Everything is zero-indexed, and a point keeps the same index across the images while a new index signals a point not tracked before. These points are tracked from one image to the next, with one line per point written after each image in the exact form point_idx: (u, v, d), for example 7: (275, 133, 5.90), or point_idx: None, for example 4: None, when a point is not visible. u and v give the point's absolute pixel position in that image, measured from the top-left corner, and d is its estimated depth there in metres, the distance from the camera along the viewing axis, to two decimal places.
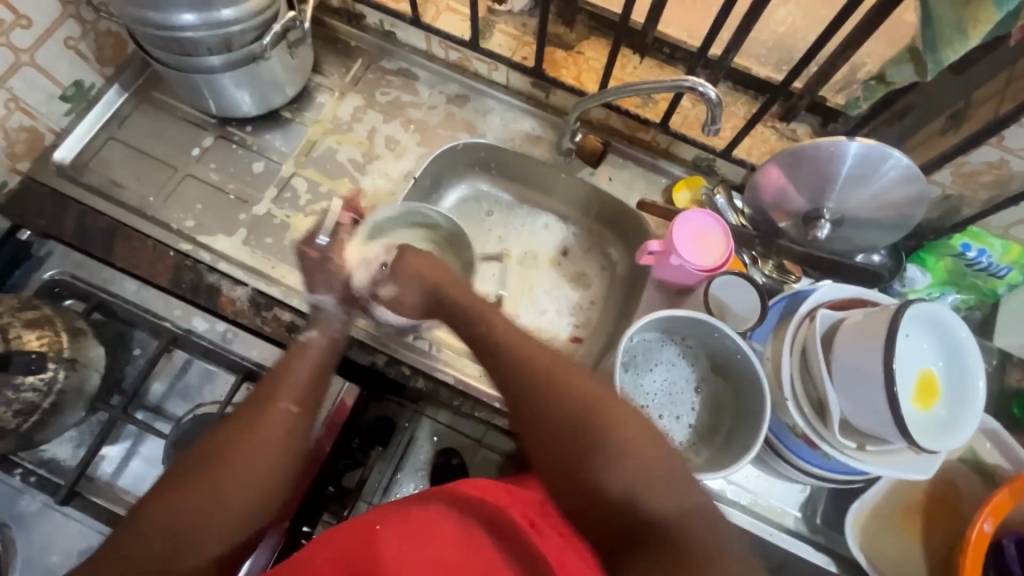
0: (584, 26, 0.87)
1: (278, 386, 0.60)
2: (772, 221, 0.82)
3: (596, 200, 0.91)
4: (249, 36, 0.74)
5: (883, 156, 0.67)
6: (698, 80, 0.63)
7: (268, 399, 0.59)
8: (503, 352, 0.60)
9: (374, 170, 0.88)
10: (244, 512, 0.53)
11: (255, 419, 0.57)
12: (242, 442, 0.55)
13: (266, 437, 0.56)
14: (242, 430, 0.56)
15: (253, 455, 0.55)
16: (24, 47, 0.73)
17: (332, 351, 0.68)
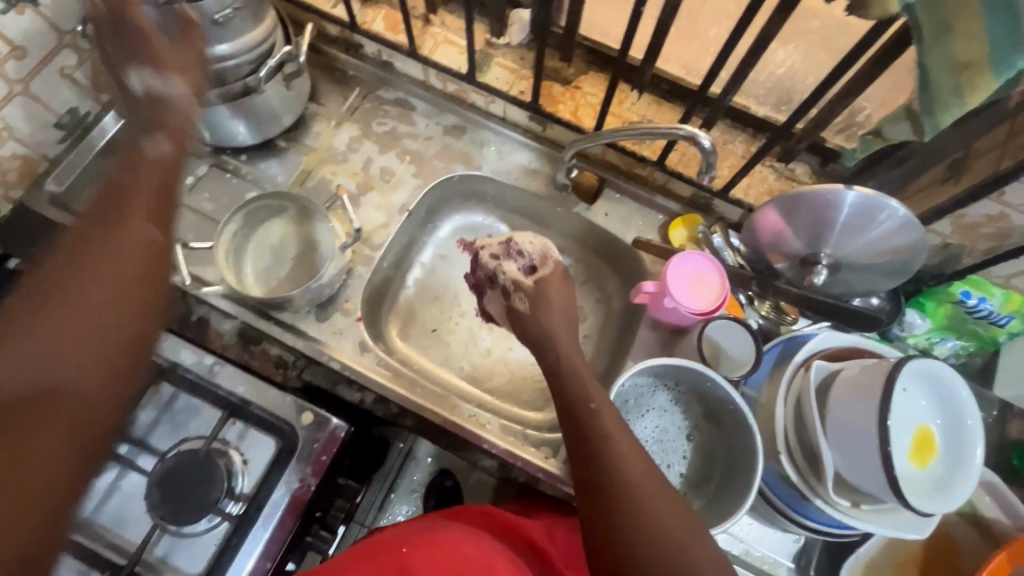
0: (583, 60, 0.86)
1: (119, 203, 0.40)
2: (768, 262, 0.80)
3: (593, 234, 0.90)
4: (245, 70, 0.74)
5: (880, 205, 0.65)
6: (694, 129, 0.62)
7: (107, 225, 0.39)
8: (607, 447, 0.56)
9: (368, 203, 0.87)
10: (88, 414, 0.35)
11: (89, 257, 0.37)
12: (61, 299, 0.36)
13: (110, 289, 0.37)
14: (66, 273, 0.36)
15: (83, 312, 0.36)
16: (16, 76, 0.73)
17: (163, 159, 0.44)
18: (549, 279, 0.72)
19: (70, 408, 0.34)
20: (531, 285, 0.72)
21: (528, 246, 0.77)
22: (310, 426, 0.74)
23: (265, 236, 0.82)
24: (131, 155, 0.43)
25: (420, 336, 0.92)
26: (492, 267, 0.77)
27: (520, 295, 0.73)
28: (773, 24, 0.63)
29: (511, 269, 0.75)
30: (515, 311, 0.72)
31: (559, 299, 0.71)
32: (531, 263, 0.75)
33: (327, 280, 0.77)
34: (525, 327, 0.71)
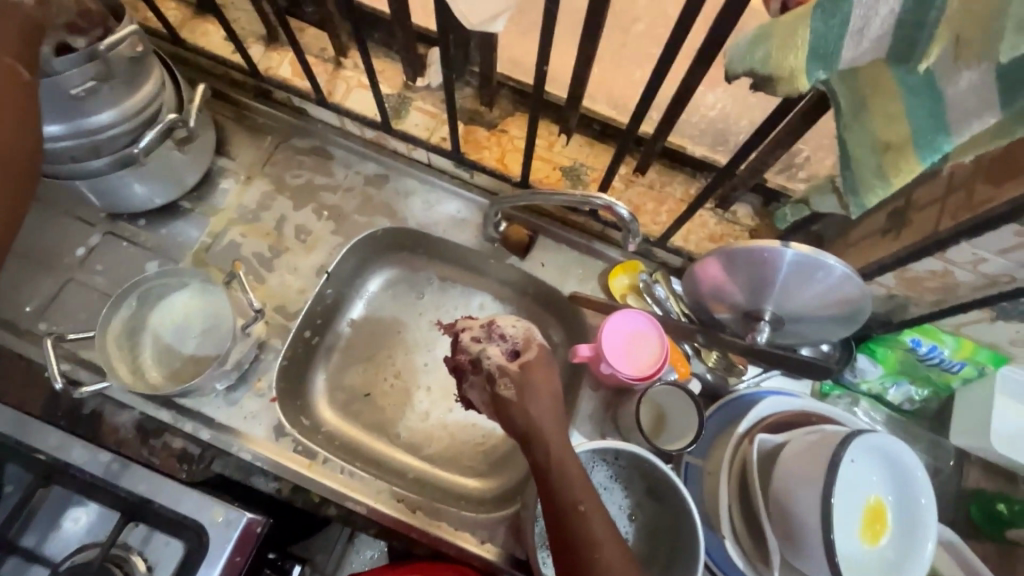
0: (509, 101, 0.80)
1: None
2: (711, 312, 0.75)
3: (531, 285, 0.85)
4: (124, 139, 0.66)
5: (819, 262, 0.60)
6: (611, 200, 0.59)
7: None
8: (592, 558, 0.53)
9: (282, 266, 0.80)
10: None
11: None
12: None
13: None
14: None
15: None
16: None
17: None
18: (534, 365, 0.68)
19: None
20: (517, 370, 0.67)
21: (511, 329, 0.73)
22: (222, 523, 0.67)
23: (166, 312, 0.75)
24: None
25: (351, 402, 0.85)
26: (472, 351, 0.72)
27: (504, 380, 0.67)
28: (694, 75, 0.58)
29: (493, 353, 0.71)
30: (500, 400, 0.66)
31: (548, 384, 0.66)
32: (513, 347, 0.71)
33: (235, 360, 0.71)
34: (512, 419, 0.64)
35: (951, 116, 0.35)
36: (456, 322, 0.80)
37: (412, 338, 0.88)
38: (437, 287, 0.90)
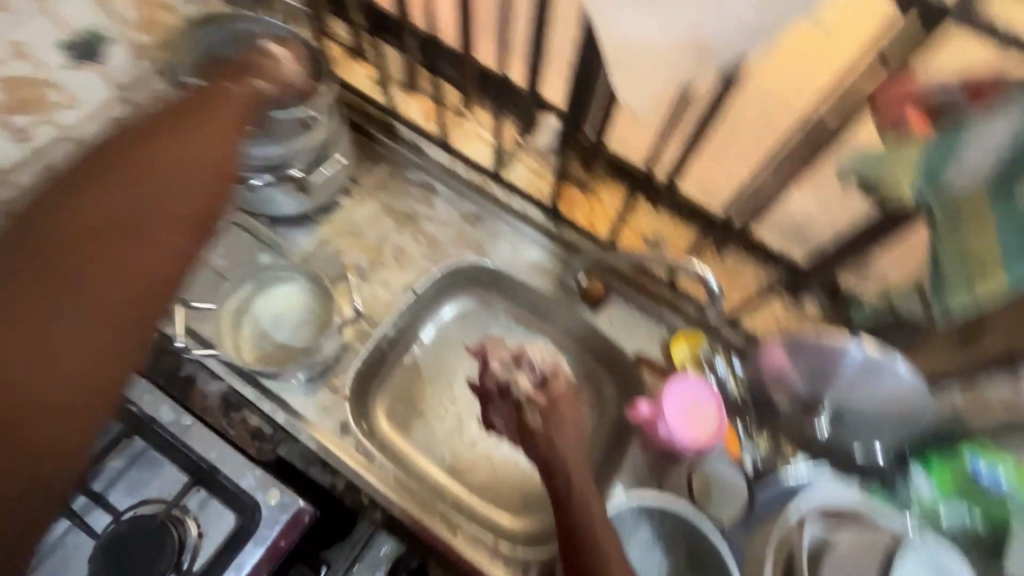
0: (605, 169, 0.83)
1: (197, 115, 0.54)
2: (768, 396, 0.77)
3: (595, 339, 0.90)
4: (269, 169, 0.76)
5: (885, 363, 0.63)
6: (702, 268, 0.66)
7: (212, 105, 0.55)
8: None
9: (376, 279, 0.88)
10: (164, 262, 0.49)
11: (170, 152, 0.51)
12: (98, 193, 0.48)
13: (183, 179, 0.51)
14: (133, 164, 0.50)
15: (141, 196, 0.49)
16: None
17: (258, 101, 0.59)
18: (562, 396, 0.72)
19: (134, 269, 0.48)
20: (545, 401, 0.71)
21: (536, 359, 0.88)
22: (275, 506, 0.71)
23: (268, 300, 0.82)
24: (238, 80, 0.58)
25: (405, 417, 0.89)
26: (501, 377, 0.81)
27: (532, 410, 0.71)
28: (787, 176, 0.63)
29: (523, 383, 0.78)
30: (527, 427, 0.70)
31: (572, 417, 0.70)
32: (542, 377, 0.77)
33: (324, 355, 0.79)
34: (538, 447, 0.68)
35: None
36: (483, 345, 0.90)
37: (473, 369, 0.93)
38: (504, 325, 0.95)
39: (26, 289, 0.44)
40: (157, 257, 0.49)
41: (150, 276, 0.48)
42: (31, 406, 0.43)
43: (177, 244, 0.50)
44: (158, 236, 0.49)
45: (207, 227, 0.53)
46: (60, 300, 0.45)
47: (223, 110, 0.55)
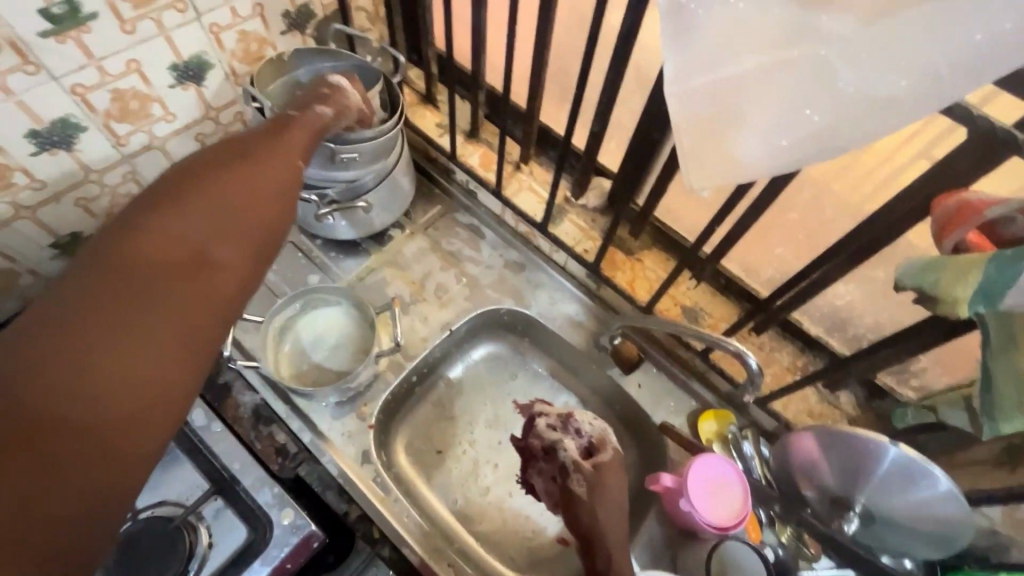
0: (650, 237, 0.90)
1: (279, 141, 0.64)
2: (796, 486, 0.76)
3: (621, 400, 0.90)
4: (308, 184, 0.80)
5: (926, 471, 0.62)
6: (743, 348, 0.66)
7: (282, 134, 0.65)
8: None
9: (415, 312, 0.91)
10: (241, 267, 0.56)
11: (234, 181, 0.59)
12: (172, 221, 0.54)
13: (264, 207, 0.60)
14: (187, 191, 0.57)
15: (216, 221, 0.56)
16: (17, 89, 0.66)
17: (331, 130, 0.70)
18: (608, 465, 0.74)
19: (215, 292, 0.53)
20: (590, 469, 0.74)
21: (588, 425, 0.79)
22: (287, 526, 0.71)
23: (312, 322, 0.85)
24: (303, 110, 0.69)
25: (423, 453, 0.90)
26: (547, 440, 0.79)
27: (576, 477, 0.75)
28: (835, 269, 0.64)
29: (569, 447, 0.77)
30: (572, 494, 0.74)
31: (617, 488, 0.73)
32: (589, 443, 0.77)
33: (358, 381, 0.80)
34: (578, 516, 0.72)
35: None
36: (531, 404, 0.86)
37: (496, 414, 0.93)
38: (531, 373, 0.96)
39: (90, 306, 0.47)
40: (238, 257, 0.56)
41: (234, 272, 0.55)
42: (124, 404, 0.45)
43: (246, 263, 0.57)
44: (230, 249, 0.56)
45: (275, 249, 0.61)
46: (126, 308, 0.48)
47: (298, 137, 0.65)
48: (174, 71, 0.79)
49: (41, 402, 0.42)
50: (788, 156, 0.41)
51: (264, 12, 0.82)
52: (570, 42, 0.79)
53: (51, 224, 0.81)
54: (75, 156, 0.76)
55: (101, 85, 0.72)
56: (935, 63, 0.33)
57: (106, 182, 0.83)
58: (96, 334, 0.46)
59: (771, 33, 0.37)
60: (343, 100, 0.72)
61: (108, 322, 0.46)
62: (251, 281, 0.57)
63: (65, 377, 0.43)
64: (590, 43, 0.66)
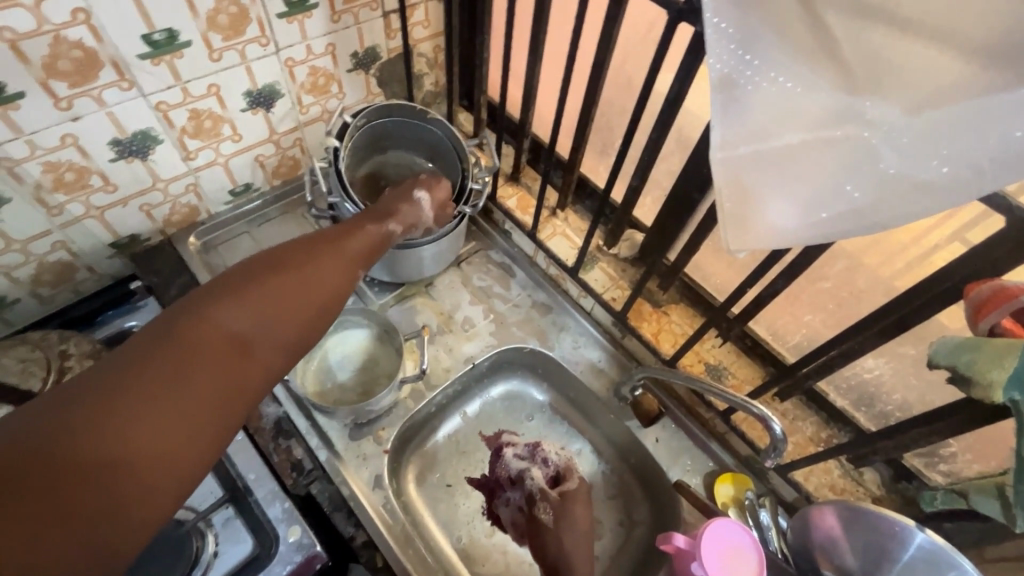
0: (678, 291, 0.91)
1: (356, 243, 0.66)
2: (816, 565, 0.73)
3: (637, 453, 0.88)
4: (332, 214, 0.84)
5: (954, 564, 0.59)
6: (768, 412, 0.66)
7: (361, 233, 0.68)
8: None
9: (441, 343, 0.93)
10: (277, 362, 0.53)
11: (305, 276, 0.58)
12: (233, 304, 0.51)
13: (323, 304, 0.58)
14: (265, 283, 0.55)
15: (271, 308, 0.54)
16: (110, 102, 0.72)
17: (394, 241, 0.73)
18: (574, 494, 0.84)
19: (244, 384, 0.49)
20: (556, 497, 0.84)
21: (553, 456, 0.90)
22: (292, 544, 0.71)
23: (342, 343, 0.88)
24: (375, 222, 0.71)
25: (433, 487, 0.89)
26: (514, 469, 0.88)
27: (544, 504, 0.83)
28: (865, 342, 0.64)
29: (537, 475, 0.87)
30: (538, 520, 0.83)
31: (582, 516, 0.81)
32: (555, 472, 0.88)
33: (379, 407, 0.81)
34: (547, 541, 0.80)
35: None
36: (496, 433, 0.94)
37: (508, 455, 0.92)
38: (547, 416, 0.96)
39: (132, 381, 0.43)
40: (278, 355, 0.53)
41: (266, 368, 0.52)
42: (151, 485, 0.41)
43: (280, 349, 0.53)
44: (276, 340, 0.53)
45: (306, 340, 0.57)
46: (166, 388, 0.44)
47: (369, 238, 0.69)
48: (248, 97, 0.85)
49: (99, 462, 0.39)
50: (828, 229, 0.43)
51: (335, 50, 0.89)
52: (616, 101, 0.84)
53: (114, 225, 0.86)
54: (147, 165, 0.82)
55: (182, 105, 0.79)
56: (973, 153, 0.35)
57: (169, 191, 0.88)
58: (141, 412, 0.42)
59: (814, 113, 0.40)
60: (416, 217, 0.77)
61: (160, 397, 0.43)
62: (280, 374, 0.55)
63: (95, 440, 0.39)
64: (638, 107, 0.70)
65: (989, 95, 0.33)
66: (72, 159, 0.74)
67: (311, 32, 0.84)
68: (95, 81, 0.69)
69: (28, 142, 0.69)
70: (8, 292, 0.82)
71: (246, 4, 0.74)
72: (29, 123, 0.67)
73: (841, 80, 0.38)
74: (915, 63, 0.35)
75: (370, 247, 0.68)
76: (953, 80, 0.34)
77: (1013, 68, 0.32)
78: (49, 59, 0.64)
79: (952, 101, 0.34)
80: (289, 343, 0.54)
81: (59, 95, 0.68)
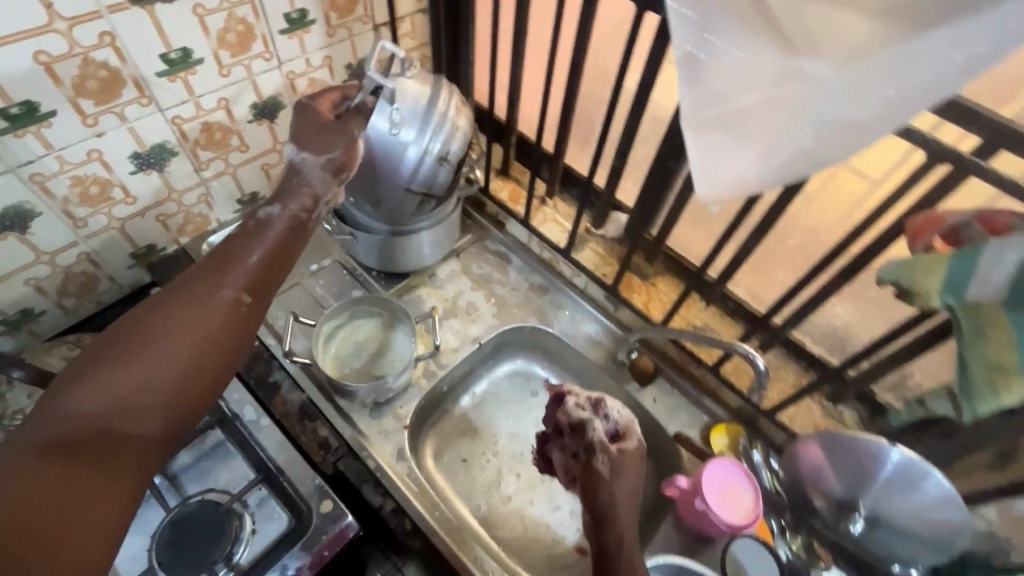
0: (663, 263, 0.99)
1: (233, 269, 0.60)
2: (807, 497, 0.80)
3: (637, 414, 0.95)
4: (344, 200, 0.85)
5: (925, 471, 0.67)
6: (750, 348, 0.74)
7: (239, 255, 0.61)
8: None
9: (448, 326, 0.99)
10: (153, 432, 0.50)
11: (162, 333, 0.53)
12: (81, 391, 0.49)
13: (194, 360, 0.54)
14: (122, 351, 0.52)
15: (134, 379, 0.51)
16: (131, 117, 0.78)
17: (301, 229, 0.67)
18: (634, 453, 0.74)
19: (112, 467, 0.47)
20: (615, 452, 0.74)
21: (615, 412, 0.79)
22: (325, 515, 0.76)
23: (354, 331, 0.94)
24: (261, 226, 0.65)
25: (450, 462, 0.94)
26: (574, 417, 0.80)
27: (601, 457, 0.74)
28: (830, 285, 0.72)
29: (596, 428, 0.77)
30: (592, 470, 0.73)
31: (637, 473, 0.73)
32: (615, 429, 0.77)
33: (396, 386, 0.87)
34: (597, 493, 0.71)
35: None
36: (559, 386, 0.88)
37: (517, 428, 0.98)
38: None
39: None
40: (148, 425, 0.50)
41: (137, 443, 0.49)
42: None
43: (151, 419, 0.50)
44: (146, 410, 0.50)
45: (190, 396, 0.53)
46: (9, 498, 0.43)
47: (253, 259, 0.62)
48: (254, 108, 0.91)
49: None
50: (784, 173, 0.51)
51: (332, 63, 0.96)
52: (593, 92, 0.93)
53: (133, 236, 0.91)
54: (163, 176, 0.88)
55: (195, 118, 0.85)
56: (892, 95, 0.43)
57: (184, 201, 0.94)
58: None
59: (767, 76, 0.48)
60: (316, 188, 0.69)
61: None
62: (164, 445, 0.52)
63: None
64: (615, 93, 0.79)
65: (898, 45, 0.41)
66: (97, 172, 0.79)
67: (310, 46, 0.91)
68: (118, 97, 0.75)
69: (59, 157, 0.75)
70: (36, 303, 0.87)
71: (252, 22, 0.81)
72: (59, 139, 0.73)
73: (785, 47, 0.47)
74: (840, 26, 0.44)
75: (251, 259, 0.62)
76: (871, 37, 0.42)
77: (916, 22, 0.40)
78: (78, 79, 0.70)
79: (872, 52, 0.43)
80: (167, 407, 0.52)
81: (86, 112, 0.73)
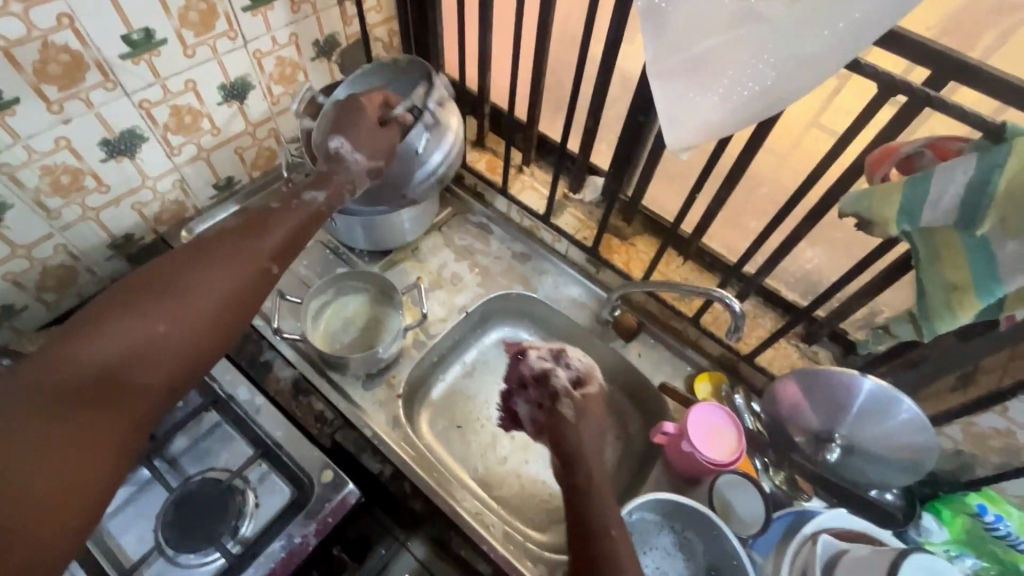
0: (641, 223, 1.01)
1: (260, 238, 0.65)
2: (787, 433, 0.84)
3: (623, 370, 0.97)
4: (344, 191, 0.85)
5: (896, 398, 0.72)
6: (725, 293, 0.77)
7: (267, 228, 0.66)
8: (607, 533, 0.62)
9: (435, 298, 1.01)
10: (178, 373, 0.55)
11: (186, 293, 0.57)
12: (117, 324, 0.52)
13: (220, 314, 0.58)
14: (155, 296, 0.56)
15: (164, 322, 0.54)
16: (97, 102, 0.77)
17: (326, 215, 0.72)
18: (595, 396, 0.82)
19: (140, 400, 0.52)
20: (578, 396, 0.81)
21: (576, 361, 0.87)
22: (327, 484, 0.77)
23: (341, 308, 0.95)
24: (288, 201, 0.70)
25: (445, 429, 0.97)
26: (538, 369, 0.86)
27: (566, 401, 0.80)
28: (799, 228, 0.75)
29: (559, 376, 0.84)
30: (558, 414, 0.80)
31: (599, 415, 0.80)
32: (577, 375, 0.85)
33: (385, 356, 0.88)
34: (563, 432, 0.76)
35: (1002, 268, 0.49)
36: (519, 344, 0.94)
37: None
38: None
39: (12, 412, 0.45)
40: (173, 367, 0.54)
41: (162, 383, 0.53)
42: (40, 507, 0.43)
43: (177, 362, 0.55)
44: (172, 351, 0.54)
45: (213, 347, 0.58)
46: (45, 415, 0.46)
47: (279, 231, 0.67)
48: (222, 90, 0.90)
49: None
50: (745, 114, 0.53)
51: (298, 41, 0.96)
52: (562, 56, 0.93)
53: (110, 226, 0.90)
54: (135, 163, 0.87)
55: (163, 101, 0.84)
56: (841, 26, 0.45)
57: (158, 188, 0.93)
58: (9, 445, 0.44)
59: (724, 15, 0.49)
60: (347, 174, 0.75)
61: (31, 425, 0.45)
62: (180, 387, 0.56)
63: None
64: (583, 54, 0.80)
65: None
66: (66, 161, 0.78)
67: (275, 23, 0.90)
68: (82, 82, 0.74)
69: (26, 146, 0.74)
70: (15, 299, 0.86)
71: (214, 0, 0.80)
72: (24, 127, 0.72)
73: None
74: None
75: (276, 230, 0.67)
76: None
77: None
78: (39, 64, 0.69)
79: None
80: (194, 352, 0.56)
81: (50, 99, 0.72)
